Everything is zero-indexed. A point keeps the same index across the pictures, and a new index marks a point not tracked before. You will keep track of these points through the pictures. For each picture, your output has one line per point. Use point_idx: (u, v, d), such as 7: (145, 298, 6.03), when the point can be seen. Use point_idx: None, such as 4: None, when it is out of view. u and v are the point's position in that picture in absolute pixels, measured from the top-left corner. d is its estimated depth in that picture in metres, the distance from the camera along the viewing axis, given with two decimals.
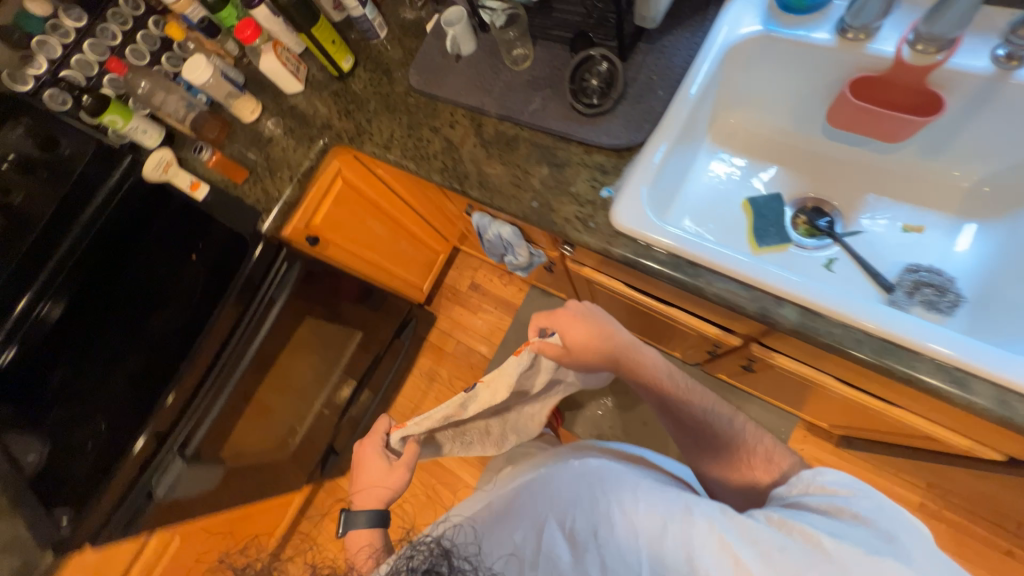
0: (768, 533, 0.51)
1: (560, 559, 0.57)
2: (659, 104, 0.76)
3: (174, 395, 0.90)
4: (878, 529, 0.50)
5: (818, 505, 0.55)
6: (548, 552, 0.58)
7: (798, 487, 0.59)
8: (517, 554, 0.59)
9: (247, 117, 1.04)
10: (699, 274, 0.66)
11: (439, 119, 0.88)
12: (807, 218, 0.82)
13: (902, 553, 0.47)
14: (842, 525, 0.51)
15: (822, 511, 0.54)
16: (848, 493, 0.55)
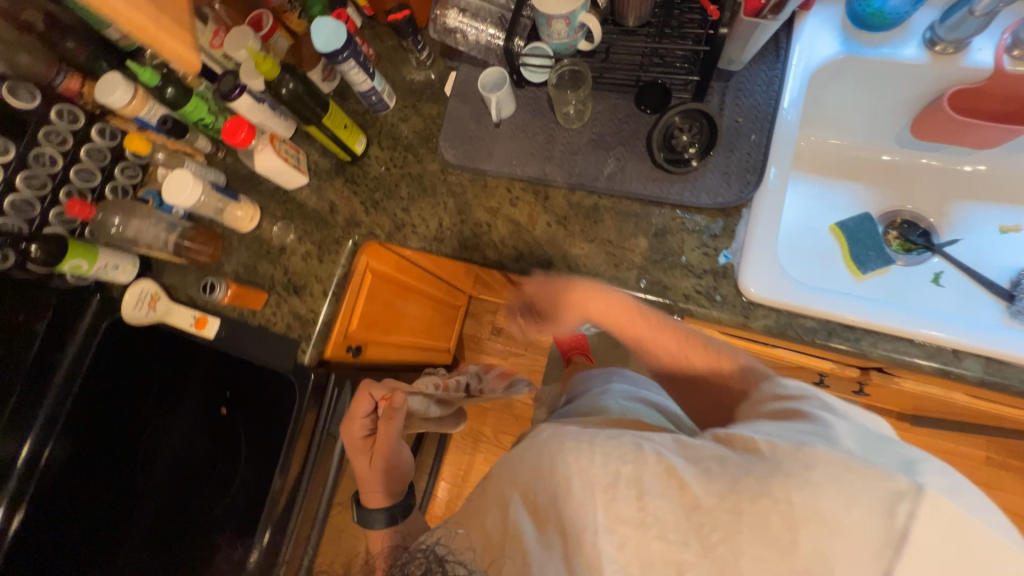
0: (716, 451, 0.44)
1: (525, 535, 0.46)
2: (755, 149, 0.68)
3: (270, 531, 0.75)
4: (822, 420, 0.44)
5: (773, 407, 0.49)
6: (512, 532, 0.47)
7: (758, 397, 0.52)
8: (490, 542, 0.50)
9: (247, 226, 0.86)
10: (860, 339, 0.61)
11: (496, 198, 0.77)
12: (899, 233, 0.79)
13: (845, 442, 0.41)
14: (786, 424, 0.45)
15: (776, 413, 0.48)
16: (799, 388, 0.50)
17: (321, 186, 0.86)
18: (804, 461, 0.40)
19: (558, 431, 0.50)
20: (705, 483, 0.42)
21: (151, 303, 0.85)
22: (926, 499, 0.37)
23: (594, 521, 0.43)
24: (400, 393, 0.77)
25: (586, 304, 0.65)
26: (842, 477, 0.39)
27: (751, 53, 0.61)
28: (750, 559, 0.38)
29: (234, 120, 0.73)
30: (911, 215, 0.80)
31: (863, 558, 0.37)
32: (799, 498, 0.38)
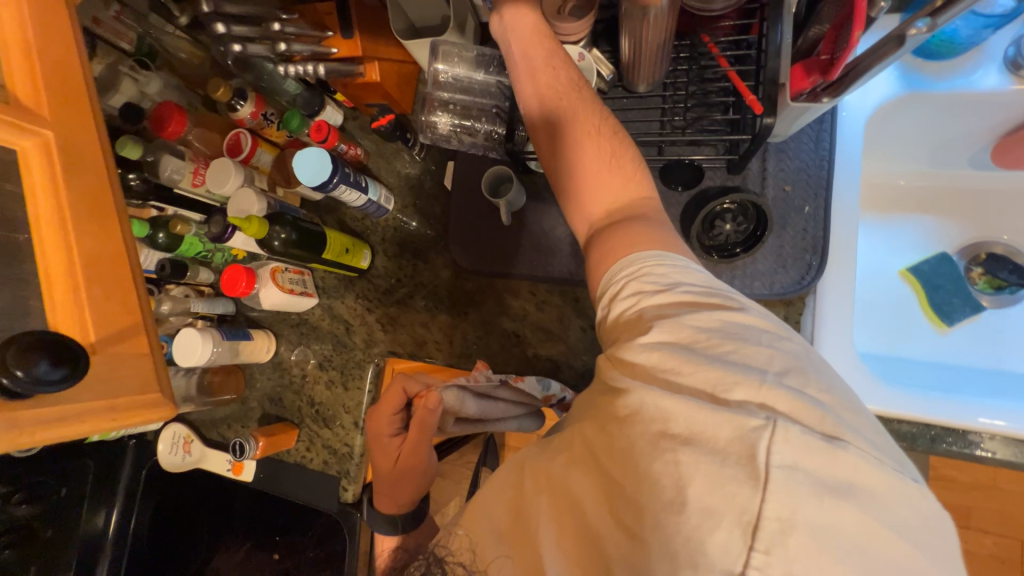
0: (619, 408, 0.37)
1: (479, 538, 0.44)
2: (812, 222, 0.59)
3: None
4: (685, 344, 0.38)
5: (634, 329, 0.42)
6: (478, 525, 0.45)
7: (642, 293, 0.43)
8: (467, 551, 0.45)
9: (265, 357, 0.82)
10: (975, 441, 0.53)
11: (521, 303, 0.71)
12: (984, 269, 0.68)
13: (731, 384, 0.34)
14: (651, 354, 0.38)
15: (639, 333, 0.41)
16: (660, 288, 0.42)
17: (332, 305, 0.81)
18: (664, 414, 0.35)
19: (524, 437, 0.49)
20: (608, 449, 0.37)
21: (186, 447, 0.82)
22: (782, 431, 0.31)
23: (544, 522, 0.40)
24: (435, 394, 0.59)
25: (585, 153, 0.51)
26: (697, 420, 0.34)
27: (796, 129, 0.52)
28: (650, 527, 0.33)
29: (230, 272, 0.68)
30: (996, 246, 0.69)
31: (734, 514, 0.30)
32: (676, 454, 0.33)
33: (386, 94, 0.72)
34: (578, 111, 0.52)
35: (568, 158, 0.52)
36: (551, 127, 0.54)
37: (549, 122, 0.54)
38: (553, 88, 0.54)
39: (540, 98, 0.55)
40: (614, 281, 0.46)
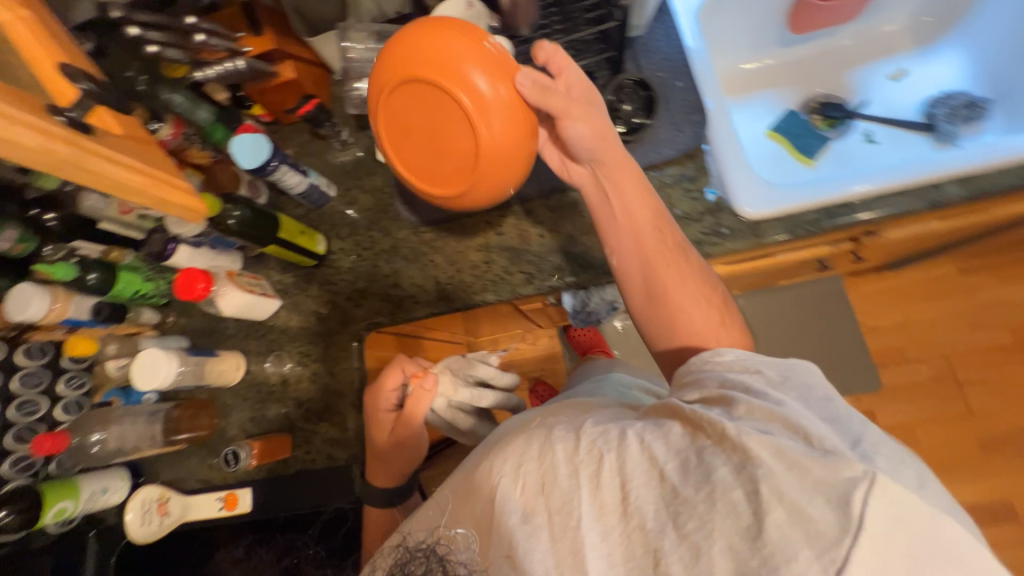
0: (679, 436, 0.44)
1: (507, 521, 0.46)
2: (687, 92, 0.73)
3: None
4: (776, 407, 0.44)
5: (709, 397, 0.49)
6: (497, 520, 0.47)
7: (724, 361, 0.52)
8: (481, 528, 0.49)
9: (236, 376, 0.78)
10: (860, 208, 0.66)
11: (479, 235, 0.76)
12: (820, 114, 0.87)
13: (822, 443, 0.40)
14: (744, 410, 0.44)
15: (717, 400, 0.48)
16: (741, 371, 0.50)
17: (297, 302, 0.80)
18: (746, 450, 0.40)
19: (542, 427, 0.52)
20: (678, 473, 0.42)
21: (162, 510, 0.72)
22: (880, 484, 0.36)
23: (580, 497, 0.44)
24: (432, 375, 0.65)
25: (691, 316, 0.59)
26: (788, 460, 0.39)
27: (648, 11, 0.70)
28: (719, 547, 0.38)
29: (187, 273, 0.67)
30: (820, 95, 0.89)
31: (815, 548, 0.36)
32: (760, 486, 0.38)
33: (301, 89, 0.78)
34: (689, 291, 0.60)
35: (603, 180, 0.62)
36: (648, 273, 0.61)
37: (649, 273, 0.61)
38: (655, 248, 0.61)
39: (639, 255, 0.62)
40: (693, 364, 0.54)
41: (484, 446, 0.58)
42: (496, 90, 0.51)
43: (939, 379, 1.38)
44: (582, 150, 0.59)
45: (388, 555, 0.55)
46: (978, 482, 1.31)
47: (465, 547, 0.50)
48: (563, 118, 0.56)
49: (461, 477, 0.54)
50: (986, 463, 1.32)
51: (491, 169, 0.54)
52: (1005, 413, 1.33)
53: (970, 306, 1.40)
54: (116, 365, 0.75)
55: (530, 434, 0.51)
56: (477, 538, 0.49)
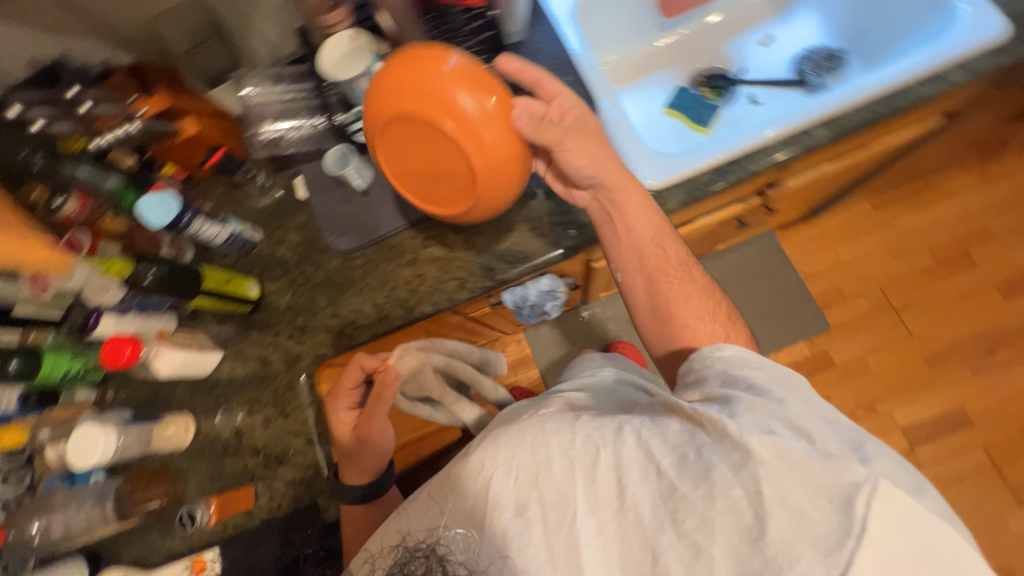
0: (681, 433, 0.51)
1: (502, 518, 0.51)
2: (576, 85, 0.78)
3: None
4: (785, 414, 0.51)
5: (713, 395, 0.56)
6: (490, 518, 0.52)
7: (731, 362, 0.58)
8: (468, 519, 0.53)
9: (186, 439, 0.76)
10: (748, 161, 0.71)
11: (408, 251, 0.77)
12: (708, 86, 0.94)
13: (821, 446, 0.47)
14: (749, 410, 0.51)
15: (721, 395, 0.55)
16: (742, 367, 0.58)
17: (239, 351, 0.79)
18: (751, 453, 0.47)
19: (547, 421, 0.55)
20: (678, 473, 0.48)
21: None
22: (881, 492, 0.43)
23: (576, 497, 0.50)
24: (394, 369, 0.67)
25: (694, 330, 0.65)
26: (793, 464, 0.46)
27: (520, 17, 0.76)
28: (719, 541, 0.45)
29: (112, 342, 0.65)
30: (705, 69, 0.96)
31: (814, 542, 0.43)
32: (762, 486, 0.45)
33: (210, 141, 0.79)
34: (694, 307, 0.67)
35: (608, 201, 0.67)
36: (653, 290, 0.68)
37: (653, 289, 0.68)
38: (655, 264, 0.68)
39: (643, 273, 0.69)
40: (694, 362, 0.61)
41: (476, 440, 0.60)
42: (480, 105, 0.56)
43: (878, 309, 1.48)
44: (582, 177, 0.65)
45: (385, 556, 0.56)
46: (934, 396, 1.40)
47: (466, 547, 0.52)
48: (557, 148, 0.63)
49: (454, 475, 0.56)
50: (937, 377, 1.41)
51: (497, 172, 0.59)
52: (941, 328, 1.44)
53: (888, 237, 1.52)
54: (56, 452, 0.71)
55: (536, 428, 0.55)
56: (481, 537, 0.52)
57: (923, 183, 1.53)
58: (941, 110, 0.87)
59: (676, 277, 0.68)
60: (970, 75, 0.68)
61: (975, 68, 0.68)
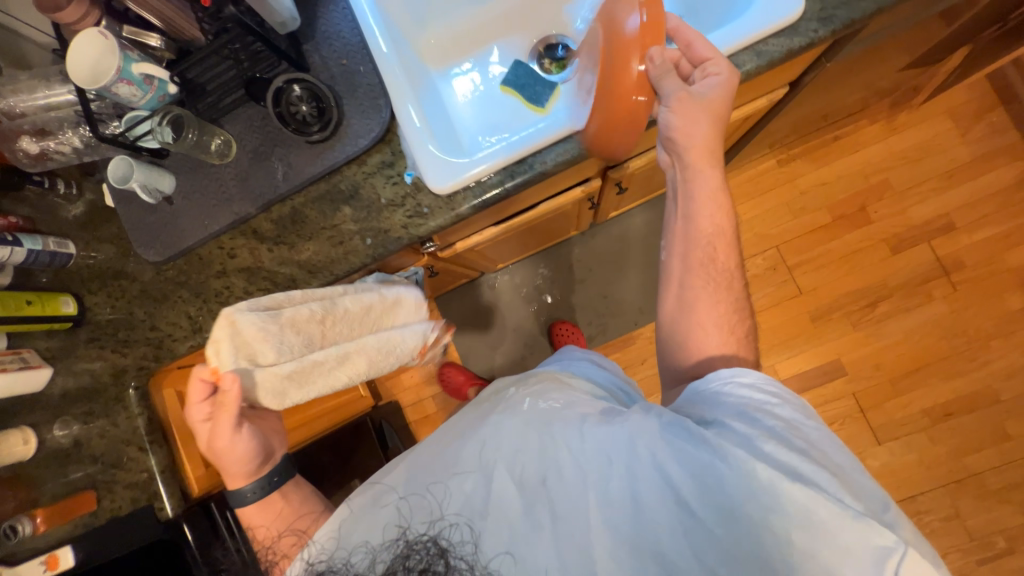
0: (701, 456, 0.53)
1: (512, 509, 0.55)
2: (373, 77, 0.74)
3: None
4: (826, 466, 0.52)
5: (727, 422, 0.56)
6: (501, 508, 0.55)
7: (757, 387, 0.59)
8: (470, 505, 0.56)
9: (30, 450, 0.78)
10: (535, 161, 0.70)
11: (216, 262, 0.77)
12: (548, 58, 0.89)
13: (843, 498, 0.50)
14: (784, 457, 0.52)
15: (744, 425, 0.55)
16: (759, 398, 0.58)
17: (71, 365, 0.81)
18: (784, 497, 0.50)
19: (558, 428, 0.60)
20: (704, 497, 0.52)
21: None
22: (911, 558, 0.47)
23: (591, 514, 0.54)
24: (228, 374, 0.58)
25: (700, 337, 0.65)
26: (826, 515, 0.49)
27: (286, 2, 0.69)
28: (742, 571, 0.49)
29: None
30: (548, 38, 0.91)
31: None
32: (792, 534, 0.49)
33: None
34: (717, 314, 0.65)
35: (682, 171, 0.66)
36: (683, 285, 0.66)
37: (684, 280, 0.66)
38: (699, 259, 0.66)
39: (681, 262, 0.67)
40: (711, 382, 0.61)
41: (485, 431, 0.63)
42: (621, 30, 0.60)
43: (773, 268, 1.51)
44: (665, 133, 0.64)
45: (385, 549, 0.51)
46: (815, 350, 1.47)
47: (468, 539, 0.52)
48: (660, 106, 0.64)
49: (468, 460, 0.60)
50: (818, 332, 1.48)
51: (631, 122, 0.63)
52: (828, 285, 1.48)
53: (789, 195, 1.52)
54: None
55: (551, 435, 0.60)
56: (486, 529, 0.53)
57: (828, 137, 1.51)
58: (775, 84, 0.83)
59: (710, 277, 0.65)
60: (761, 60, 0.65)
61: (766, 53, 0.64)
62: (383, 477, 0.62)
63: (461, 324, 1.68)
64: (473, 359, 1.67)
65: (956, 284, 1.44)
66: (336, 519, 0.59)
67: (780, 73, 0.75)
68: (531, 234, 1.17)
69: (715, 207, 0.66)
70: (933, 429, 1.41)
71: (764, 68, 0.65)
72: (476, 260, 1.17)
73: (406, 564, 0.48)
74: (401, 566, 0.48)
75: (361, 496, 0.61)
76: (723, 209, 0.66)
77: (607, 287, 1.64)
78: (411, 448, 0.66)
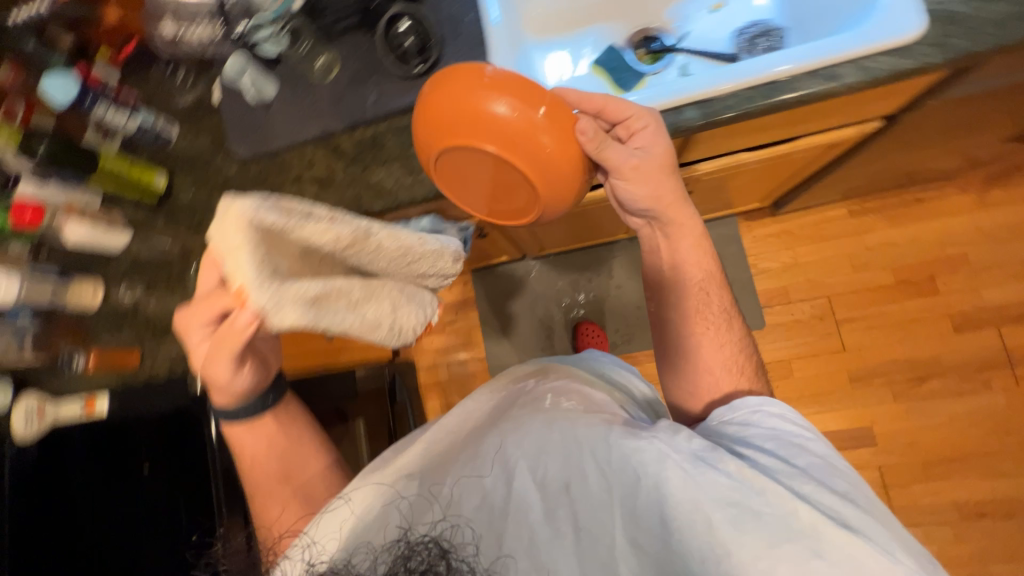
0: (736, 488, 0.52)
1: (532, 513, 0.53)
2: (477, 27, 0.78)
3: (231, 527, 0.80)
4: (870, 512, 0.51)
5: (753, 456, 0.57)
6: (520, 509, 0.54)
7: (780, 423, 0.61)
8: (489, 499, 0.54)
9: (96, 302, 0.88)
10: None
11: (294, 169, 0.83)
12: (644, 49, 0.90)
13: (888, 549, 0.49)
14: (824, 497, 0.52)
15: (780, 461, 0.56)
16: (786, 435, 0.60)
17: (148, 235, 0.89)
18: (827, 538, 0.48)
19: (582, 437, 0.58)
20: (742, 533, 0.49)
21: (39, 415, 0.81)
22: None
23: (614, 527, 0.53)
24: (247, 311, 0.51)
25: (716, 376, 0.73)
26: (871, 563, 0.48)
27: None
28: None
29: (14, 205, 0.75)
30: (647, 32, 0.91)
31: None
32: None
33: (130, 33, 0.87)
34: (725, 355, 0.74)
35: (678, 229, 0.75)
36: (686, 332, 0.76)
37: (685, 330, 0.76)
38: (696, 307, 0.76)
39: (680, 313, 0.77)
40: (739, 411, 0.65)
41: (501, 433, 0.61)
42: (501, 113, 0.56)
43: (820, 317, 1.45)
44: (639, 204, 0.73)
45: (385, 551, 0.47)
46: (846, 411, 1.40)
47: (473, 539, 0.49)
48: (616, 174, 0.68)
49: (486, 458, 0.59)
50: (854, 394, 1.40)
51: (558, 180, 0.60)
52: (876, 348, 1.41)
53: (853, 247, 1.46)
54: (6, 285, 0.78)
55: (569, 445, 0.58)
56: (497, 535, 0.51)
57: (909, 199, 1.44)
58: (869, 114, 0.81)
59: (711, 325, 0.75)
60: (865, 76, 0.64)
61: (872, 69, 0.64)
62: (395, 467, 0.60)
63: (491, 302, 1.70)
64: (495, 338, 1.69)
65: (1020, 379, 1.34)
66: (334, 516, 0.55)
67: (880, 99, 0.73)
68: (584, 221, 1.18)
69: (702, 257, 0.77)
70: (960, 525, 1.31)
71: (866, 85, 0.64)
72: (523, 234, 1.19)
73: (409, 566, 0.43)
74: (402, 568, 0.43)
75: (363, 495, 0.57)
76: (709, 256, 0.77)
77: (642, 298, 1.63)
78: (424, 439, 0.65)
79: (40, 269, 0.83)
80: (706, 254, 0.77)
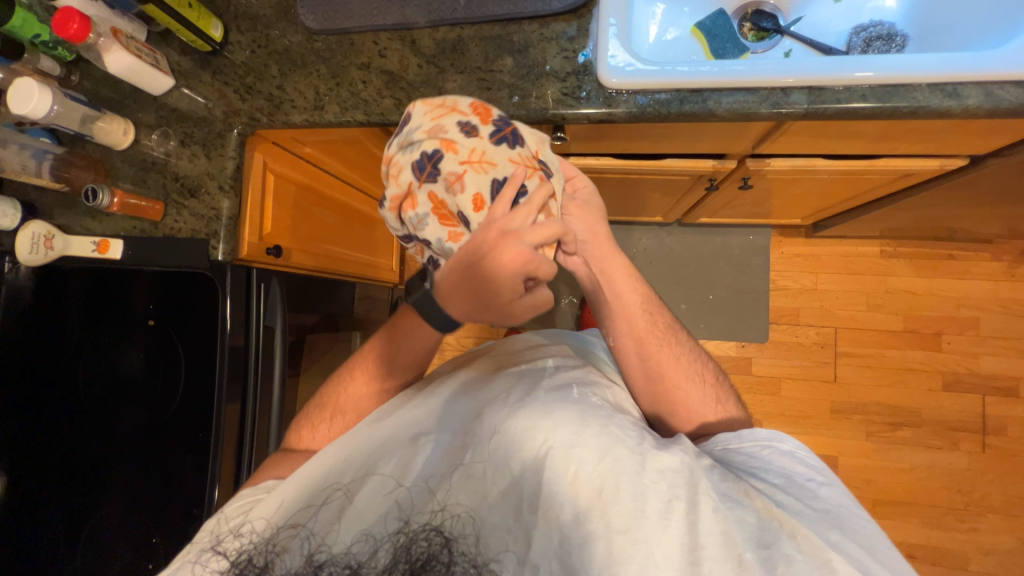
0: (756, 525, 0.49)
1: (561, 512, 0.51)
2: None
3: (228, 404, 0.80)
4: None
5: (770, 490, 0.54)
6: (546, 505, 0.52)
7: (803, 465, 0.58)
8: (514, 489, 0.54)
9: (125, 142, 0.83)
10: (707, 98, 0.67)
11: (364, 54, 0.77)
12: (752, 23, 0.84)
13: None
14: (850, 548, 0.48)
15: (797, 500, 0.53)
16: (808, 477, 0.57)
17: (191, 87, 0.83)
18: None
19: (613, 434, 0.55)
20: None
21: (47, 245, 0.81)
22: None
23: (643, 545, 0.49)
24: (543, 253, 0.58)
25: (685, 392, 0.71)
26: None
27: None
28: None
29: (62, 10, 0.67)
30: (760, 6, 0.85)
31: None
32: None
33: None
34: (685, 369, 0.72)
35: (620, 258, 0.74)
36: (642, 355, 0.72)
37: (643, 352, 0.72)
38: (643, 329, 0.73)
39: (634, 337, 0.73)
40: (748, 442, 0.62)
41: (523, 417, 0.58)
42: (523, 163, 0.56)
43: (821, 345, 1.47)
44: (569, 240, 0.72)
45: (386, 542, 0.51)
46: (819, 438, 1.45)
47: (473, 535, 0.52)
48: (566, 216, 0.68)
49: (510, 444, 0.57)
50: (831, 424, 1.45)
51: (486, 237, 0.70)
52: (865, 387, 1.45)
53: (873, 286, 1.46)
54: (26, 92, 0.71)
55: (609, 438, 0.55)
56: (511, 529, 0.53)
57: (942, 253, 1.44)
58: (959, 148, 0.79)
59: (661, 344, 0.72)
60: (987, 102, 0.62)
61: (996, 97, 0.62)
62: (403, 430, 0.60)
63: None
64: None
65: (986, 446, 1.39)
66: (329, 506, 0.53)
67: (983, 134, 0.71)
68: (629, 192, 1.15)
69: (634, 282, 0.75)
70: None
71: (984, 112, 0.62)
72: None
73: (409, 558, 0.49)
74: (403, 559, 0.49)
75: (358, 474, 0.56)
76: (640, 279, 0.75)
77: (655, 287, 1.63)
78: (437, 401, 0.63)
79: (71, 92, 0.77)
80: (637, 280, 0.75)
